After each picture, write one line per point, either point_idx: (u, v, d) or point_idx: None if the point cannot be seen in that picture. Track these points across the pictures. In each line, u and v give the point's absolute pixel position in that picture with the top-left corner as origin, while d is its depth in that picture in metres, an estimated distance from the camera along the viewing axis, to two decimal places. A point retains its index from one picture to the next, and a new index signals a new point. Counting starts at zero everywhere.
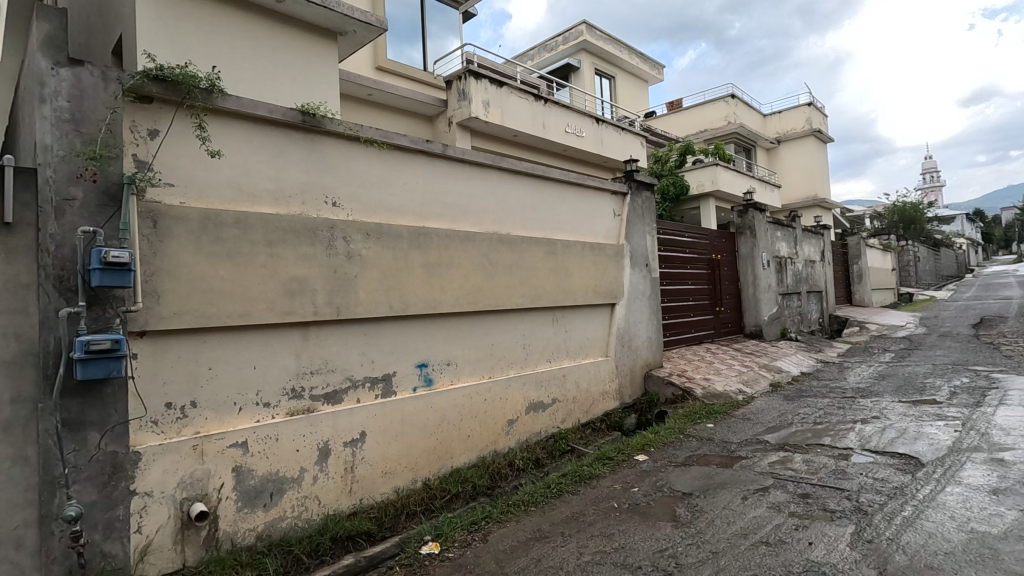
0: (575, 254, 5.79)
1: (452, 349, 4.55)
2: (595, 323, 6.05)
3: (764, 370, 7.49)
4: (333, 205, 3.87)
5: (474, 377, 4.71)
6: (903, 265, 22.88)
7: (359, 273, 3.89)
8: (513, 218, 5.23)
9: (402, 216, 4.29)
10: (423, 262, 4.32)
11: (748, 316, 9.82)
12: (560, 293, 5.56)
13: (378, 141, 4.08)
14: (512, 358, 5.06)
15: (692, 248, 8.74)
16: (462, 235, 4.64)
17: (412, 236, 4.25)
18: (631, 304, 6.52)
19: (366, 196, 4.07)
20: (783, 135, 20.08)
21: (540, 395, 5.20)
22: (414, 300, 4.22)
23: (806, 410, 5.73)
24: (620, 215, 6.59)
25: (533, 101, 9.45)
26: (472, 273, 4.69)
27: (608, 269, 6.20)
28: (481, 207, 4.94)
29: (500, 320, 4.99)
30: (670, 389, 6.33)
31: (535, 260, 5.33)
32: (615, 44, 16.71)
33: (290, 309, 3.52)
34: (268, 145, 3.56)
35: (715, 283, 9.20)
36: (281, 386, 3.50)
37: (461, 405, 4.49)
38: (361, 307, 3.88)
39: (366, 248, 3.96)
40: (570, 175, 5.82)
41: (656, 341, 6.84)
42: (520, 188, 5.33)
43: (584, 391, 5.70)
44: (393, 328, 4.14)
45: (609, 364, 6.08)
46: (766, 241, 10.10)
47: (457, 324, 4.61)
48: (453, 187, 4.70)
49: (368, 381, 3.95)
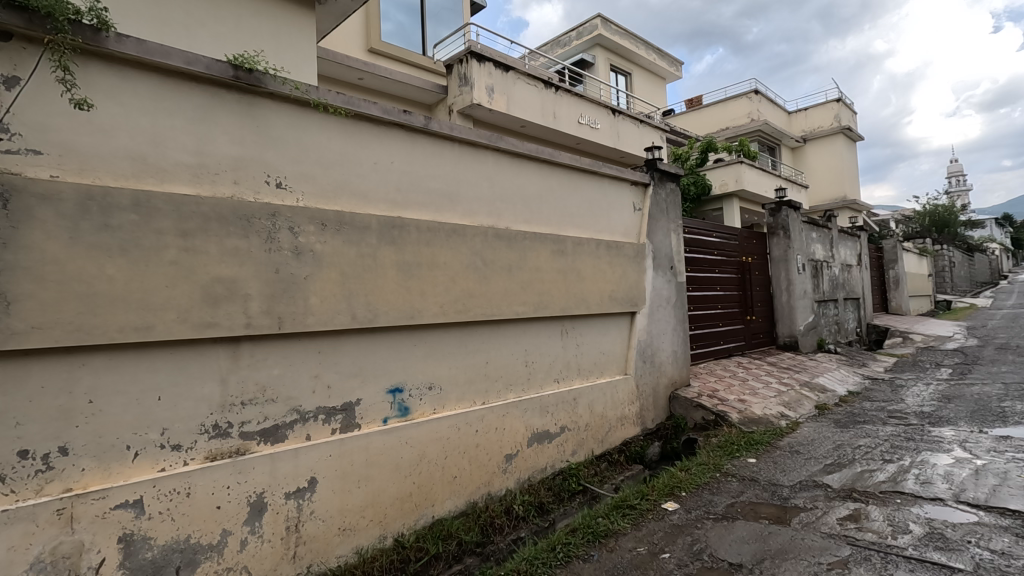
0: (589, 253, 4.90)
1: (434, 370, 3.68)
2: (612, 335, 5.15)
3: (807, 389, 6.51)
4: (279, 188, 3.04)
5: (463, 403, 3.83)
6: (939, 270, 21.61)
7: (310, 273, 3.05)
8: (513, 210, 4.36)
9: (371, 204, 3.45)
10: (398, 261, 3.46)
11: (781, 326, 8.83)
12: (571, 301, 4.67)
13: (341, 108, 3.26)
14: (512, 378, 4.19)
15: (720, 250, 7.80)
16: (449, 229, 3.78)
17: (383, 229, 3.41)
18: (654, 313, 5.61)
19: (324, 178, 3.24)
20: (809, 133, 19.02)
21: (545, 423, 4.31)
22: (386, 308, 3.37)
23: (866, 441, 4.75)
24: (641, 209, 5.69)
25: (543, 88, 8.60)
26: (461, 275, 3.82)
27: (627, 272, 5.30)
28: (473, 195, 4.08)
29: (496, 333, 4.11)
30: (699, 413, 5.39)
31: (541, 261, 4.44)
32: (631, 38, 15.83)
33: (211, 320, 2.68)
34: (188, 105, 2.73)
35: (745, 289, 8.24)
36: (198, 423, 2.66)
37: (445, 438, 3.62)
38: (312, 318, 3.03)
39: (321, 242, 3.12)
40: (583, 161, 4.94)
41: (682, 356, 5.92)
42: (523, 174, 4.46)
43: (598, 417, 4.80)
44: (358, 345, 3.29)
45: (628, 383, 5.18)
46: (801, 243, 9.12)
47: (443, 338, 3.75)
48: (439, 170, 3.85)
49: (322, 413, 3.11)
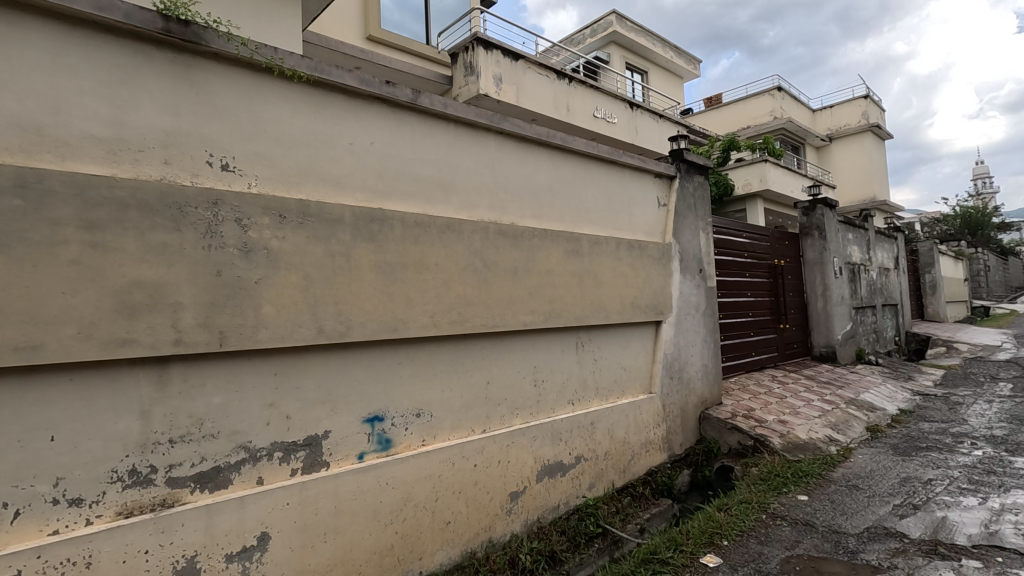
0: (608, 254, 4.26)
1: (424, 393, 3.06)
2: (634, 348, 4.50)
3: (854, 407, 5.78)
4: (225, 170, 2.45)
5: (460, 432, 3.21)
6: (974, 274, 20.53)
7: (263, 277, 2.46)
8: (519, 204, 3.75)
9: (346, 193, 2.85)
10: (377, 262, 2.86)
11: (817, 335, 8.08)
12: (587, 309, 4.03)
13: (304, 74, 2.66)
14: (519, 400, 3.56)
15: (750, 252, 7.11)
16: (442, 225, 3.17)
17: (360, 223, 2.81)
18: (681, 323, 4.95)
19: (286, 160, 2.65)
20: (836, 131, 18.15)
21: (557, 453, 3.66)
22: (362, 320, 2.77)
23: (936, 473, 4.04)
24: (666, 205, 5.05)
25: (555, 79, 8.00)
26: (457, 279, 3.21)
27: (651, 276, 4.65)
28: (472, 184, 3.47)
29: (500, 348, 3.49)
30: (735, 437, 4.71)
31: (553, 263, 3.81)
32: (647, 35, 15.18)
33: (126, 336, 2.08)
34: (101, 63, 2.16)
35: (778, 295, 7.53)
36: (109, 468, 2.06)
37: (435, 477, 3.00)
38: (265, 333, 2.43)
39: (279, 239, 2.52)
40: (601, 149, 4.31)
41: (713, 371, 5.24)
42: (531, 163, 3.85)
43: (619, 444, 4.15)
44: (327, 365, 2.68)
45: (654, 404, 4.52)
46: (837, 244, 8.38)
47: (436, 354, 3.13)
48: (430, 155, 3.25)
49: (279, 451, 2.50)
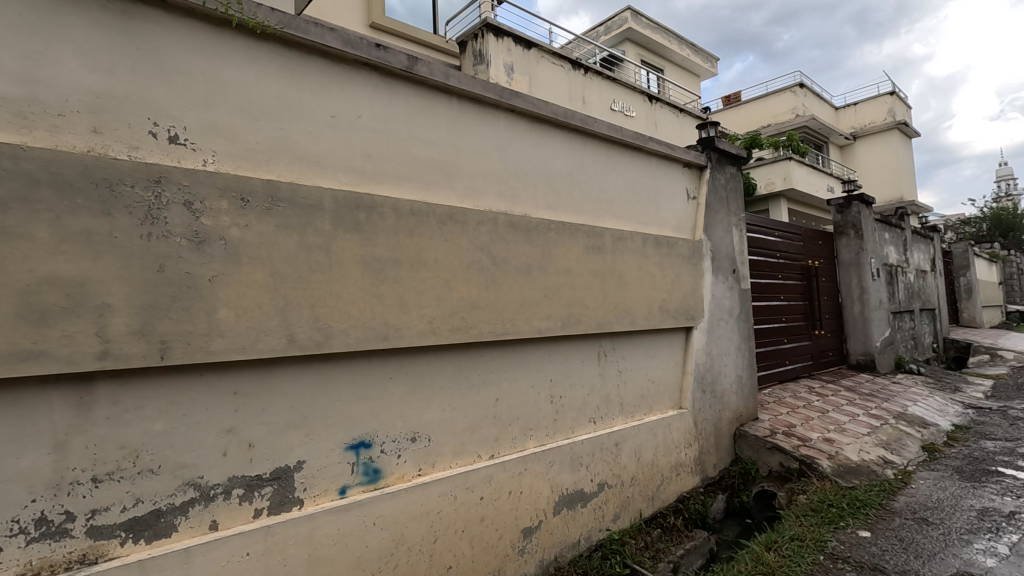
0: (633, 252, 3.76)
1: (420, 413, 2.59)
2: (662, 358, 3.99)
3: (904, 422, 5.20)
4: (174, 143, 2.00)
5: (463, 459, 2.73)
6: (1009, 278, 19.64)
7: (220, 274, 2.00)
8: (533, 193, 3.27)
9: (327, 175, 2.39)
10: (364, 257, 2.39)
11: (853, 342, 7.49)
12: (610, 314, 3.53)
13: (273, 28, 2.21)
14: (533, 420, 3.07)
15: (782, 252, 6.57)
16: (443, 216, 2.70)
17: (344, 211, 2.35)
18: (714, 329, 4.43)
19: (253, 133, 2.20)
20: (861, 129, 17.46)
21: (577, 480, 3.17)
22: (345, 326, 2.30)
23: (1016, 505, 3.48)
24: (696, 198, 4.54)
25: (569, 69, 7.53)
26: (459, 278, 2.73)
27: (681, 276, 4.14)
28: (479, 169, 3.00)
29: (511, 359, 3.00)
30: (776, 458, 4.18)
31: (572, 261, 3.32)
32: (663, 32, 14.62)
33: (33, 348, 1.63)
34: (9, 4, 1.72)
35: (813, 298, 6.96)
36: (7, 519, 1.60)
37: (433, 514, 2.51)
38: (220, 343, 1.97)
39: (240, 228, 2.07)
40: (625, 133, 3.82)
41: (748, 383, 4.71)
42: (546, 147, 3.37)
43: (647, 467, 3.64)
44: (301, 382, 2.22)
45: (685, 421, 4.01)
46: (874, 244, 7.79)
47: (435, 367, 2.66)
48: (430, 134, 2.78)
49: (239, 487, 2.04)
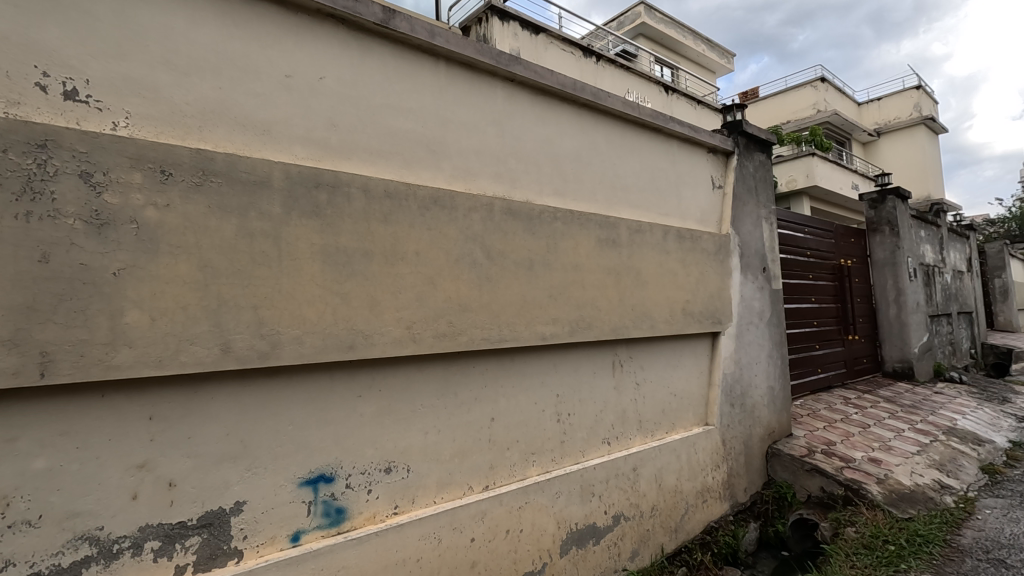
0: (653, 246, 3.29)
1: (397, 438, 2.13)
2: (685, 367, 3.51)
3: (956, 438, 4.65)
4: (71, 100, 1.57)
5: (450, 493, 2.27)
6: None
7: (129, 266, 1.57)
8: (536, 177, 2.81)
9: (279, 147, 1.95)
10: (324, 247, 1.95)
11: (888, 348, 6.92)
12: (626, 317, 3.05)
13: None
14: (536, 443, 2.61)
15: (812, 250, 6.04)
16: (427, 200, 2.25)
17: (299, 190, 1.91)
18: (742, 335, 3.94)
19: (181, 92, 1.76)
20: (884, 125, 16.76)
21: (589, 513, 2.69)
22: (298, 333, 1.86)
23: None
24: (721, 187, 4.06)
25: (580, 57, 7.07)
26: (446, 274, 2.28)
27: (706, 275, 3.65)
28: (471, 146, 2.54)
29: (510, 370, 2.54)
30: (816, 481, 3.66)
31: (581, 256, 2.86)
32: (678, 27, 14.09)
33: None
34: None
35: (846, 301, 6.41)
36: None
37: (411, 562, 2.05)
38: (126, 355, 1.53)
39: (158, 208, 1.63)
40: (643, 111, 3.35)
41: (781, 395, 4.20)
42: (551, 124, 2.91)
43: (670, 494, 3.15)
44: (241, 402, 1.77)
45: (712, 439, 3.52)
46: (910, 241, 7.22)
47: (416, 381, 2.20)
48: (411, 103, 2.33)
49: (155, 539, 1.60)
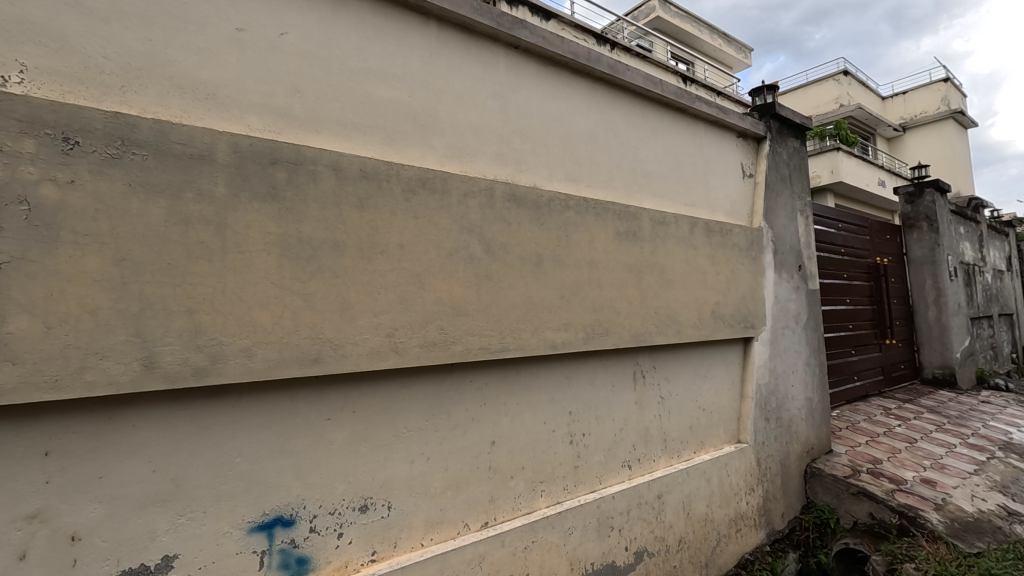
0: (678, 241, 2.89)
1: (375, 470, 1.77)
2: (715, 378, 3.11)
3: (1015, 454, 4.18)
4: None
5: (439, 534, 1.89)
6: None
7: (15, 258, 1.21)
8: (544, 160, 2.43)
9: (228, 114, 1.59)
10: (283, 238, 1.59)
11: (927, 353, 6.43)
12: (649, 321, 2.66)
13: None
14: (543, 470, 2.23)
15: (846, 248, 5.59)
16: (413, 181, 1.88)
17: (250, 167, 1.55)
18: (778, 341, 3.52)
19: (97, 43, 1.40)
20: (910, 119, 16.12)
21: (607, 551, 2.30)
22: (247, 344, 1.50)
23: None
24: (752, 175, 3.65)
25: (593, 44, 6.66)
26: (437, 272, 1.91)
27: (738, 273, 3.24)
28: (468, 122, 2.17)
29: (515, 385, 2.16)
30: (864, 507, 3.23)
31: (597, 251, 2.47)
32: (694, 21, 13.59)
33: None
34: None
35: (882, 302, 5.94)
36: None
37: None
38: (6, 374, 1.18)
39: (58, 184, 1.27)
40: (666, 88, 2.96)
41: (820, 407, 3.77)
42: (563, 99, 2.53)
43: (700, 524, 2.75)
44: (173, 430, 1.41)
45: (746, 459, 3.11)
46: (949, 238, 6.72)
47: (399, 400, 1.83)
48: (395, 68, 1.96)
49: None
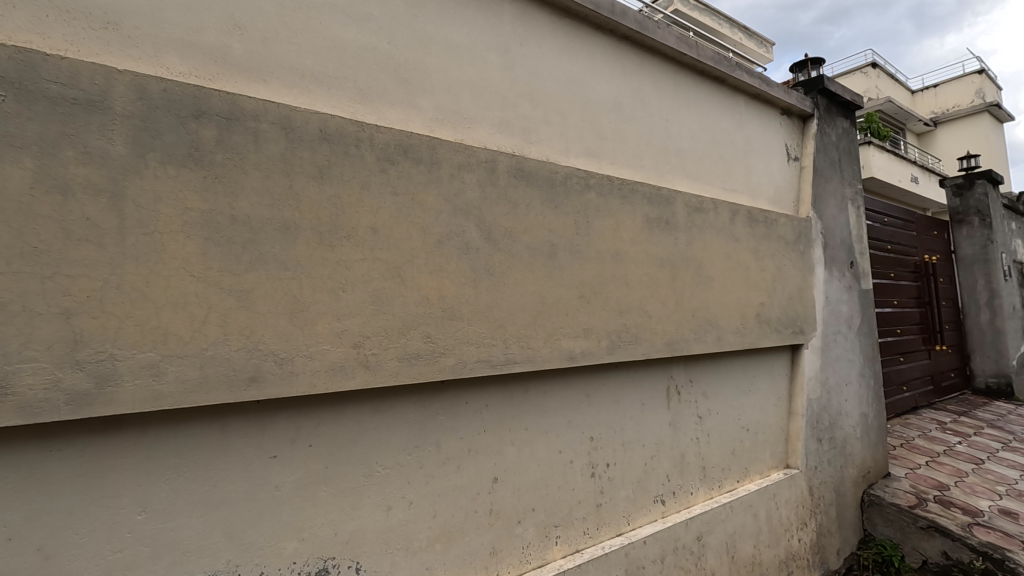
0: (717, 230, 2.45)
1: (340, 522, 1.35)
2: (760, 393, 2.65)
3: None
4: None
5: None
6: None
7: None
8: (559, 130, 2.01)
9: (137, 52, 1.20)
10: (209, 216, 1.18)
11: (979, 361, 5.86)
12: (686, 327, 2.22)
13: None
14: (559, 510, 1.80)
15: (892, 245, 5.08)
16: (391, 148, 1.47)
17: (162, 119, 1.15)
18: (829, 349, 3.05)
19: None
20: (942, 114, 15.40)
21: None
22: (153, 357, 1.10)
23: None
24: (798, 159, 3.19)
25: None
26: (422, 265, 1.50)
27: (784, 268, 2.79)
28: (464, 79, 1.76)
29: (523, 408, 1.74)
30: (936, 544, 2.74)
31: (624, 241, 2.04)
32: (713, 14, 13.08)
33: None
34: None
35: (931, 304, 5.41)
36: None
37: None
38: None
39: None
40: (703, 51, 2.52)
41: (877, 425, 3.28)
42: (582, 59, 2.10)
43: (746, 568, 2.30)
44: (43, 480, 1.02)
45: (796, 487, 2.64)
46: (1003, 234, 6.15)
47: (372, 430, 1.42)
48: (370, 7, 1.55)
49: None
